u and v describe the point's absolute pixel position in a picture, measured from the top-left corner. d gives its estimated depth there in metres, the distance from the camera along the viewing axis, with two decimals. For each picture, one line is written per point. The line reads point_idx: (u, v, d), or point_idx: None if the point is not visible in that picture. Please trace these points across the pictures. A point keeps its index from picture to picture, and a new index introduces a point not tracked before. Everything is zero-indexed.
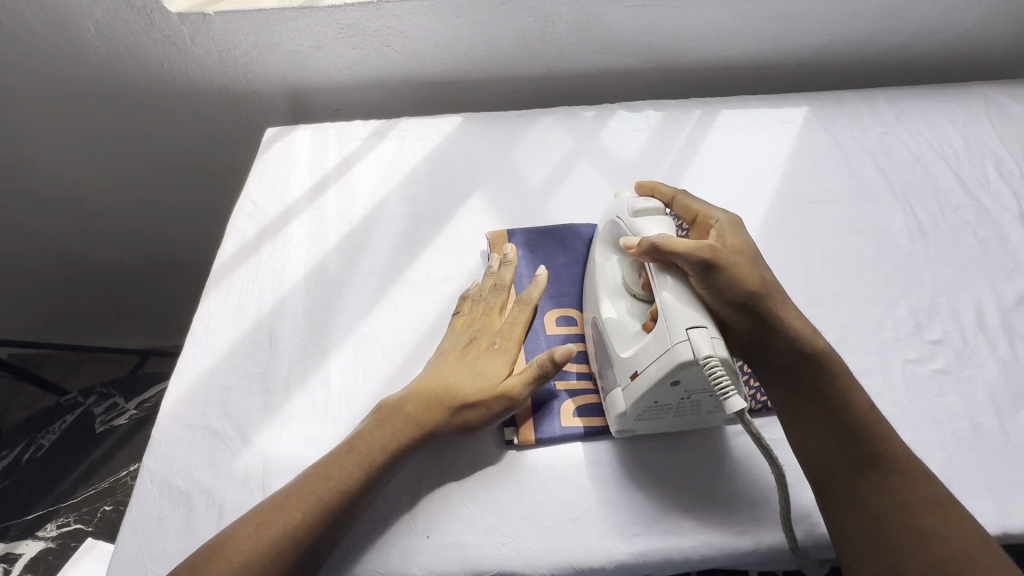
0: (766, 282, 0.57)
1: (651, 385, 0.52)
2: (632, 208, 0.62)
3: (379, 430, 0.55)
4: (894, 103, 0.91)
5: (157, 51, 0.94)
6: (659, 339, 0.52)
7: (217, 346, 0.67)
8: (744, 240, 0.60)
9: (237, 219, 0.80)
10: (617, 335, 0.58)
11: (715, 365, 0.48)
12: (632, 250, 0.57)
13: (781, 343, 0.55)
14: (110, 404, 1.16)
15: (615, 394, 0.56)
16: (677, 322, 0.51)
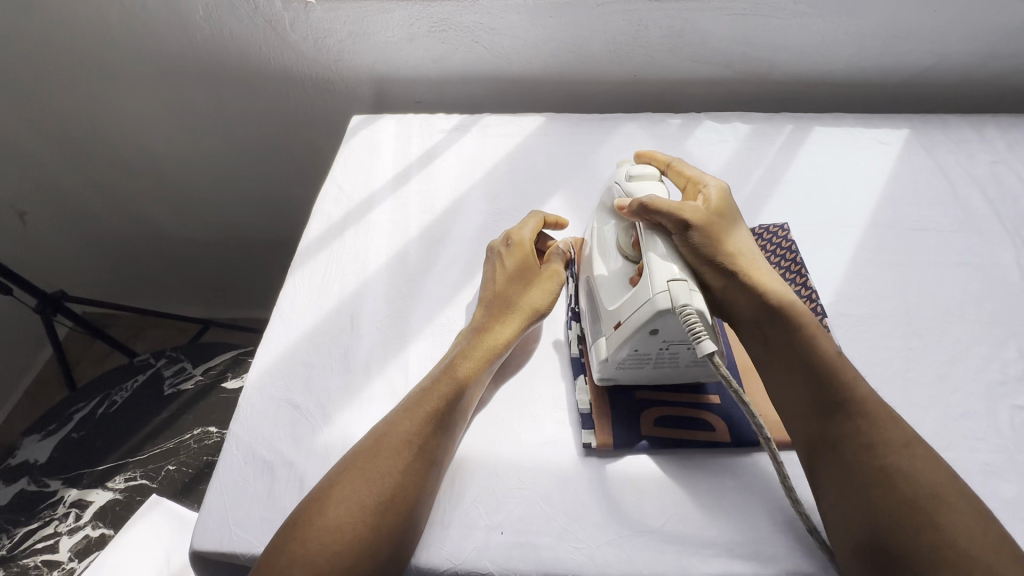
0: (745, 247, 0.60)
1: (631, 333, 0.55)
2: (629, 173, 0.64)
3: (425, 399, 0.56)
4: (1005, 131, 0.86)
5: (256, 34, 0.98)
6: (641, 291, 0.55)
7: (302, 324, 0.69)
8: (728, 204, 0.64)
9: (322, 201, 0.82)
10: (604, 291, 0.62)
11: (691, 315, 0.51)
12: (622, 211, 0.60)
13: (749, 300, 0.57)
14: (179, 367, 1.21)
15: (600, 342, 0.61)
16: (660, 275, 0.54)
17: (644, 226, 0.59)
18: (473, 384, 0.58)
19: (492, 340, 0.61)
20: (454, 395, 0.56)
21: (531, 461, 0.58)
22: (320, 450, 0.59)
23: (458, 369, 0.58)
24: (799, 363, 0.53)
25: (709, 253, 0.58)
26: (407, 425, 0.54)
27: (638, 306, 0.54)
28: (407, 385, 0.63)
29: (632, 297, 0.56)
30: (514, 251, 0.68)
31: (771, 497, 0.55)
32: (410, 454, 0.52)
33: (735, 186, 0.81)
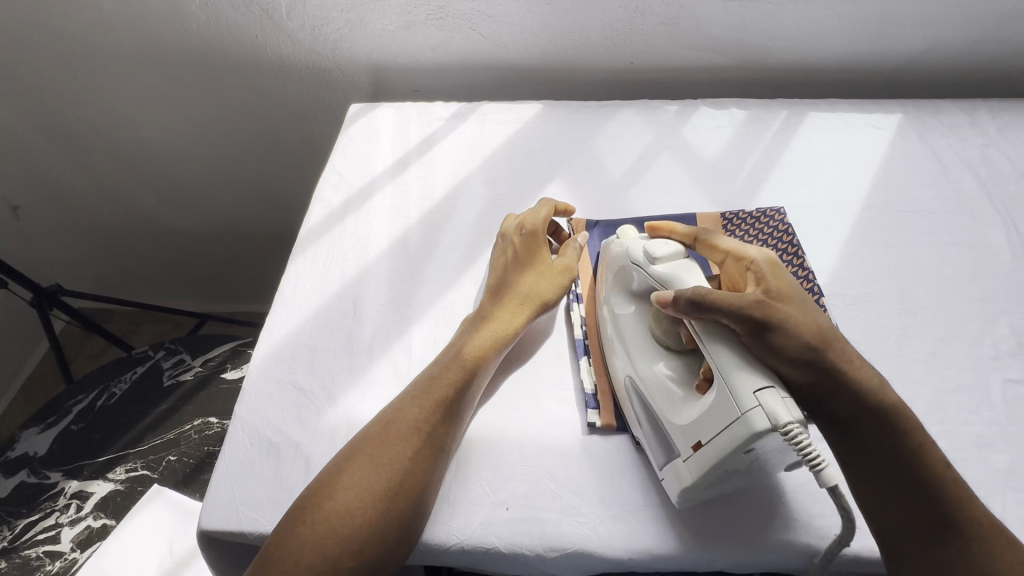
0: (824, 330, 0.51)
1: (723, 460, 0.47)
2: (650, 254, 0.57)
3: (433, 386, 0.56)
4: (996, 115, 0.87)
5: (253, 23, 0.98)
6: (723, 408, 0.47)
7: (305, 308, 0.69)
8: (786, 279, 0.55)
9: (322, 188, 0.83)
10: (665, 397, 0.54)
11: (797, 431, 0.44)
12: (666, 306, 0.53)
13: (841, 399, 0.50)
14: (178, 359, 1.21)
15: (675, 466, 0.52)
16: (745, 386, 0.46)
17: (702, 326, 0.51)
18: (483, 371, 0.59)
19: (498, 327, 0.62)
20: (464, 381, 0.57)
21: (535, 440, 0.58)
22: (326, 431, 0.60)
23: (468, 354, 0.59)
24: (904, 480, 0.48)
25: (791, 354, 0.49)
26: (415, 410, 0.54)
27: (727, 429, 0.47)
28: (410, 367, 0.64)
29: (713, 413, 0.48)
30: (524, 237, 0.68)
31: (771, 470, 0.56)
32: (419, 439, 0.53)
33: (732, 171, 0.82)
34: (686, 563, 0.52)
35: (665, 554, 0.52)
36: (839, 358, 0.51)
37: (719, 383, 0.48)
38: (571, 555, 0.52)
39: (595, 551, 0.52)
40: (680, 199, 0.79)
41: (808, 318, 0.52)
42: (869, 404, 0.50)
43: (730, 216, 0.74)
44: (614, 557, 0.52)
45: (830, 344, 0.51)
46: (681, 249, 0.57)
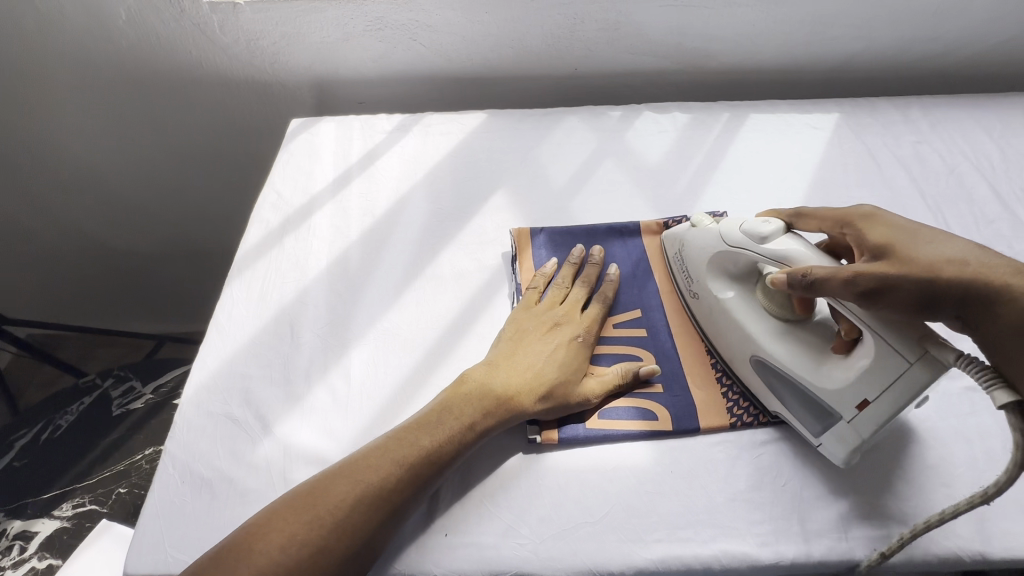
0: (959, 261, 0.47)
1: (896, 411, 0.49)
2: (758, 235, 0.57)
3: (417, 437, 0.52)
4: (928, 112, 0.89)
5: (185, 38, 0.95)
6: (887, 363, 0.49)
7: (240, 335, 0.67)
8: (895, 223, 0.52)
9: (260, 209, 0.80)
10: (801, 370, 0.54)
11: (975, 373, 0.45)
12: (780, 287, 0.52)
13: (1016, 342, 0.43)
14: (127, 387, 1.17)
15: (837, 430, 0.53)
16: (908, 339, 0.47)
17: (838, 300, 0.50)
18: (470, 443, 0.53)
19: (495, 391, 0.55)
20: (453, 445, 0.52)
21: (475, 461, 0.57)
22: (259, 465, 0.57)
23: (464, 415, 0.53)
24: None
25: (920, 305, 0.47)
26: (390, 470, 0.49)
27: (889, 384, 0.49)
28: (349, 392, 0.62)
29: (877, 370, 0.49)
30: (557, 300, 0.65)
31: (712, 479, 0.55)
32: (386, 509, 0.48)
33: (674, 176, 0.82)
34: None
35: (605, 570, 0.51)
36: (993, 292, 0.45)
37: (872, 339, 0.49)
38: None
39: (534, 572, 0.51)
40: (623, 207, 0.79)
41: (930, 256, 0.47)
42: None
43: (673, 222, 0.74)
44: None
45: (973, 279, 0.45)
46: (783, 224, 0.57)
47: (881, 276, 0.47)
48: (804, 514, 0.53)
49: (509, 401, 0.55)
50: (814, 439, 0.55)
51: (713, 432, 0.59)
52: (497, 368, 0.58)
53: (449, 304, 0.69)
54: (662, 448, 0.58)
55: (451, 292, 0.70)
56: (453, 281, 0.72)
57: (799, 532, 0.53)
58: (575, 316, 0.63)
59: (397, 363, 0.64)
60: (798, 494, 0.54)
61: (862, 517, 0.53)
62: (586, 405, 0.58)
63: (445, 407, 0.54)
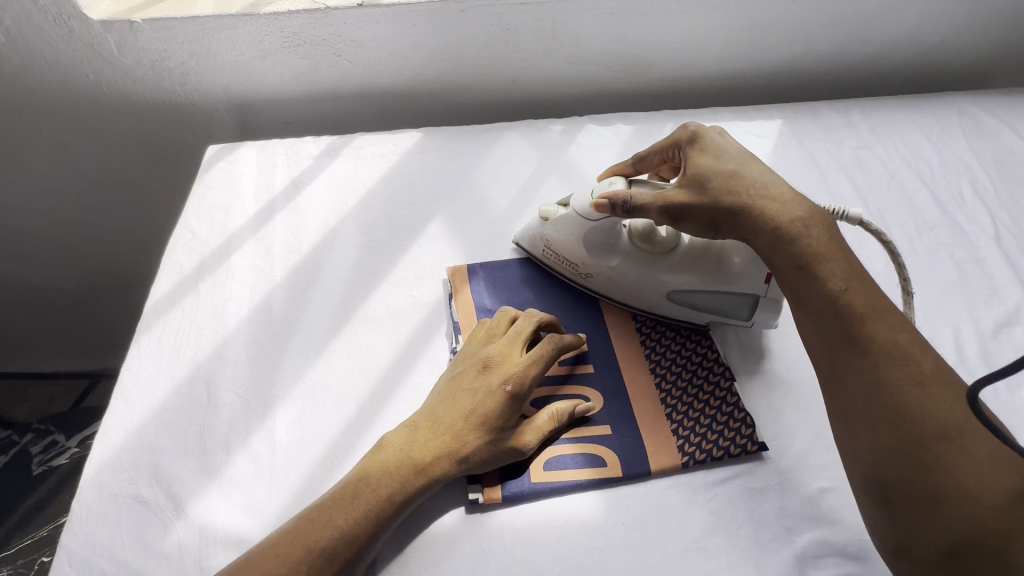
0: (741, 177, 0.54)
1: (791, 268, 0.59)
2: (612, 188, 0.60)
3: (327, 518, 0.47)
4: (868, 116, 0.89)
5: (80, 61, 0.85)
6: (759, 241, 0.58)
7: (149, 401, 0.60)
8: (713, 144, 0.57)
9: (172, 251, 0.73)
10: (712, 283, 0.61)
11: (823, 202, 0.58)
12: (602, 207, 0.58)
13: (769, 241, 0.51)
14: (49, 441, 1.08)
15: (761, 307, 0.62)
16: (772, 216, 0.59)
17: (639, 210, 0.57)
18: (388, 517, 0.48)
19: (413, 459, 0.50)
20: (368, 519, 0.47)
21: (411, 529, 0.53)
22: (172, 552, 0.51)
23: (379, 491, 0.48)
24: (838, 315, 0.47)
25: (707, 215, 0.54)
26: (298, 562, 0.44)
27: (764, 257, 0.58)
28: (274, 460, 0.56)
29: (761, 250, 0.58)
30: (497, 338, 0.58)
31: (663, 527, 0.53)
32: None
33: None
34: None
35: None
36: (762, 205, 0.52)
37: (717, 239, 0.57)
38: None
39: None
40: None
41: (723, 174, 0.54)
42: (800, 244, 0.50)
43: None
44: None
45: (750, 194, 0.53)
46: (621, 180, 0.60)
47: (684, 194, 0.55)
48: (758, 558, 0.51)
49: (429, 466, 0.50)
50: (743, 319, 0.64)
51: (664, 474, 0.56)
52: (415, 430, 0.52)
53: (384, 349, 0.64)
54: (611, 496, 0.55)
55: (386, 336, 0.65)
56: (387, 322, 0.66)
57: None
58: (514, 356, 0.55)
59: (327, 422, 0.59)
60: (753, 536, 0.52)
61: (817, 556, 0.51)
62: (522, 452, 0.53)
63: (358, 480, 0.49)
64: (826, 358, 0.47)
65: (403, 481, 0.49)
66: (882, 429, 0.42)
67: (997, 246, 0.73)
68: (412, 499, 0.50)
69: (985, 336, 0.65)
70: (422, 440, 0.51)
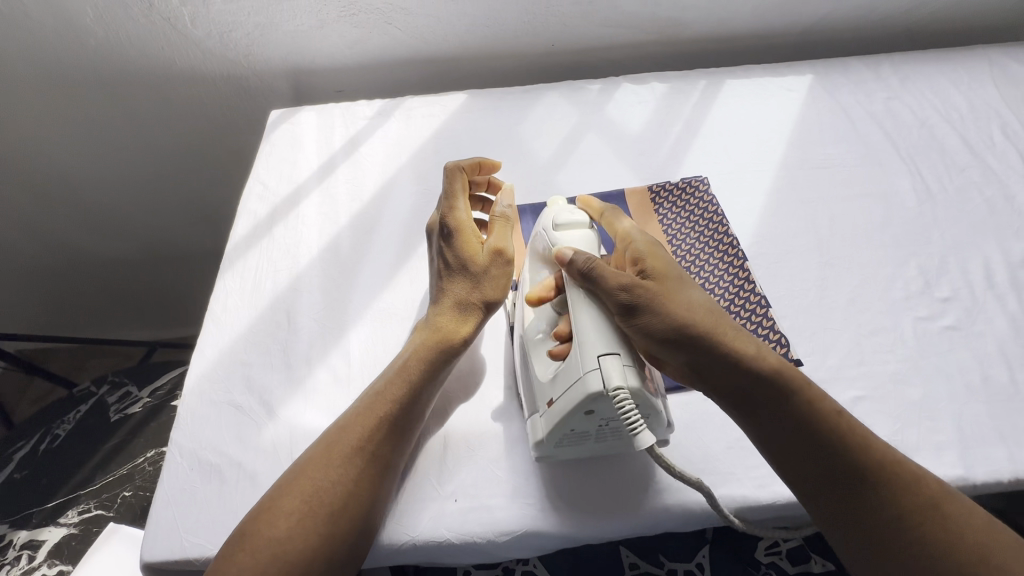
0: (694, 308, 0.51)
1: (568, 416, 0.49)
2: (554, 221, 0.59)
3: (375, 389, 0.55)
4: (898, 68, 0.91)
5: (156, 34, 0.93)
6: (572, 369, 0.50)
7: (238, 325, 0.67)
8: (667, 264, 0.55)
9: (247, 200, 0.80)
10: (539, 357, 0.56)
11: (624, 399, 0.46)
12: (562, 260, 0.54)
13: (712, 369, 0.50)
14: (123, 393, 1.16)
15: (535, 422, 0.54)
16: (590, 350, 0.48)
17: (583, 288, 0.52)
18: (425, 383, 0.56)
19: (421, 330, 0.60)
20: (407, 385, 0.55)
21: (476, 430, 0.59)
22: (267, 447, 0.58)
23: (412, 363, 0.57)
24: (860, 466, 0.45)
25: (651, 328, 0.49)
26: (360, 426, 0.52)
27: (571, 386, 0.49)
28: (350, 373, 0.63)
29: (565, 373, 0.50)
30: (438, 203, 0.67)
31: (707, 430, 0.58)
32: (362, 459, 0.51)
33: (655, 145, 0.84)
34: (633, 529, 0.54)
35: (611, 523, 0.53)
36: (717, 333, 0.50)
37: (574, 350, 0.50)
38: (522, 537, 0.53)
39: (545, 529, 0.53)
40: (607, 177, 0.81)
41: (683, 299, 0.51)
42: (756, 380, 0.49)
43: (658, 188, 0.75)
44: (563, 533, 0.53)
45: (701, 320, 0.50)
46: (584, 222, 0.60)
47: (636, 290, 0.50)
48: None
49: (440, 325, 0.60)
50: (529, 420, 0.56)
51: None
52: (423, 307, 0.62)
53: None
54: None
55: None
56: None
57: None
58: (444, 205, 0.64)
59: (396, 340, 0.65)
60: None
61: None
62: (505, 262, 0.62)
63: (395, 362, 0.58)
64: (802, 452, 0.47)
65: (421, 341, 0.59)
66: (894, 517, 0.43)
67: None
68: (438, 352, 0.58)
69: (1013, 265, 0.68)
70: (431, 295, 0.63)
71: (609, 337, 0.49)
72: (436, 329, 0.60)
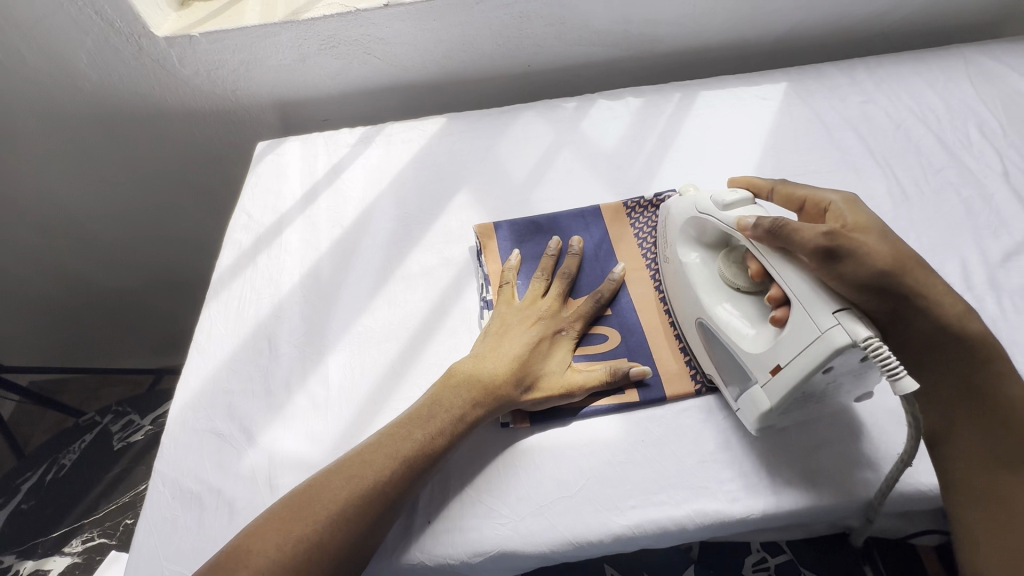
0: (899, 255, 0.51)
1: (804, 378, 0.49)
2: (722, 200, 0.58)
3: (414, 428, 0.55)
4: (873, 72, 0.91)
5: (147, 75, 0.97)
6: (802, 328, 0.49)
7: (221, 353, 0.69)
8: (867, 217, 0.54)
9: (232, 231, 0.82)
10: (735, 333, 0.55)
11: (878, 345, 0.45)
12: (745, 232, 0.54)
13: (921, 318, 0.51)
14: (126, 421, 1.18)
15: (752, 393, 0.54)
16: (823, 305, 0.48)
17: (775, 252, 0.53)
18: (460, 434, 0.56)
19: (482, 379, 0.58)
20: (444, 438, 0.55)
21: None
22: (246, 474, 0.59)
23: (453, 409, 0.56)
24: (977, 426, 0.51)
25: (861, 280, 0.49)
26: (385, 470, 0.52)
27: (809, 345, 0.48)
28: (328, 398, 0.64)
29: (793, 335, 0.50)
30: (559, 286, 0.67)
31: (680, 444, 0.58)
32: (381, 500, 0.51)
33: (630, 160, 0.85)
34: (606, 546, 0.54)
35: (583, 541, 0.53)
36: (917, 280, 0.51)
37: (795, 310, 0.50)
38: (494, 558, 0.54)
39: (517, 549, 0.53)
40: (582, 193, 0.82)
41: (887, 246, 0.51)
42: (951, 327, 0.52)
43: (632, 203, 0.76)
44: (536, 553, 0.53)
45: (911, 269, 0.51)
46: (748, 195, 0.59)
47: (847, 241, 0.50)
48: (769, 467, 0.56)
49: (495, 390, 0.58)
50: (736, 386, 0.57)
51: (679, 401, 0.60)
52: (482, 363, 0.60)
53: (420, 303, 0.71)
54: (632, 419, 0.60)
55: (421, 292, 0.72)
56: (422, 278, 0.74)
57: (765, 485, 0.55)
58: (561, 308, 0.65)
59: (374, 363, 0.67)
60: (763, 449, 0.57)
61: (825, 465, 0.55)
62: (565, 399, 0.60)
63: (434, 401, 0.57)
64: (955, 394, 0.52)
65: (468, 400, 0.57)
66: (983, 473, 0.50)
67: (1004, 183, 0.75)
68: (467, 431, 0.57)
69: (992, 265, 0.67)
70: (495, 356, 0.60)
71: (820, 293, 0.49)
72: (489, 395, 0.57)
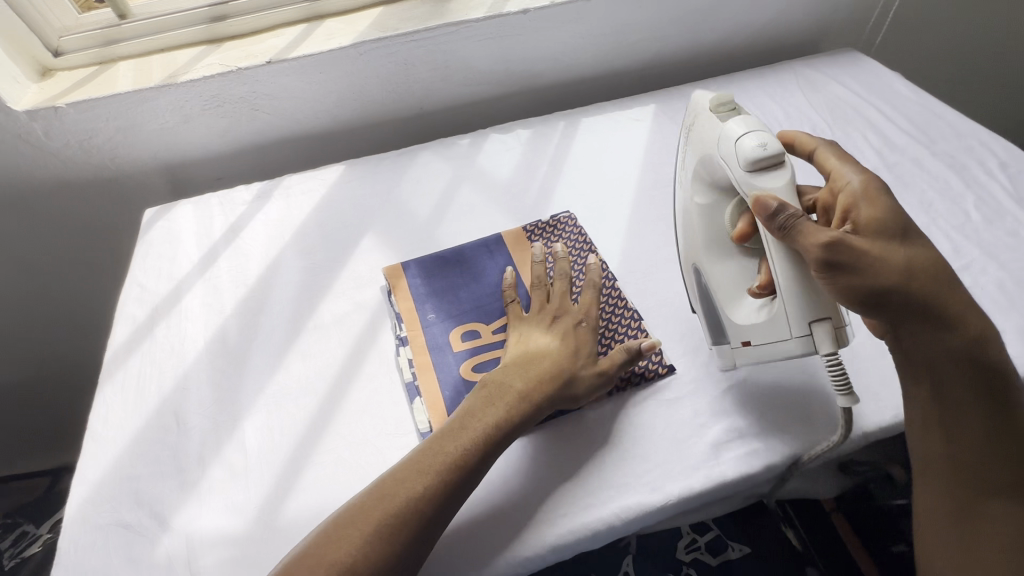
0: (915, 261, 0.53)
1: (768, 353, 0.59)
2: (744, 160, 0.58)
3: (406, 484, 0.52)
4: (724, 89, 1.04)
5: (8, 151, 0.90)
6: (778, 322, 0.57)
7: (121, 436, 0.64)
8: (887, 208, 0.54)
9: (124, 305, 0.78)
10: (722, 290, 0.62)
11: (835, 358, 0.54)
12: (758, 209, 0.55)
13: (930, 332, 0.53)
14: (18, 534, 1.04)
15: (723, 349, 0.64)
16: (805, 304, 0.54)
17: (773, 238, 0.55)
18: (462, 481, 0.54)
19: (474, 420, 0.57)
20: (443, 488, 0.53)
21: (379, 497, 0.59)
22: (161, 561, 0.56)
23: (450, 456, 0.54)
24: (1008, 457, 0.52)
25: (858, 291, 0.51)
26: (359, 543, 0.49)
27: (775, 340, 0.57)
28: (247, 463, 0.62)
29: (770, 320, 0.57)
30: (536, 292, 0.68)
31: (600, 446, 0.61)
32: (370, 574, 0.48)
33: (525, 187, 0.90)
34: (543, 558, 0.56)
35: (520, 557, 0.55)
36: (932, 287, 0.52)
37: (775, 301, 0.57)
38: None
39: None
40: (485, 223, 0.86)
41: (905, 252, 0.53)
42: (936, 316, 0.52)
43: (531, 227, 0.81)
44: None
45: (924, 276, 0.52)
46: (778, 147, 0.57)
47: (850, 251, 0.51)
48: (680, 454, 0.61)
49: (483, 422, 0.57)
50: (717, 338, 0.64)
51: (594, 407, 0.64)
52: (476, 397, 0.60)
53: (336, 350, 0.71)
54: (553, 430, 0.63)
55: (336, 340, 0.72)
56: (334, 326, 0.74)
57: (679, 471, 0.60)
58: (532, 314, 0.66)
59: (294, 419, 0.65)
60: (672, 439, 0.61)
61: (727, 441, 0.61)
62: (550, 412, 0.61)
63: (431, 448, 0.55)
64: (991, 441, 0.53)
65: (457, 445, 0.55)
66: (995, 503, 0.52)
67: None
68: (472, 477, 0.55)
69: None
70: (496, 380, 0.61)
71: (804, 303, 0.54)
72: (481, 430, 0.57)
